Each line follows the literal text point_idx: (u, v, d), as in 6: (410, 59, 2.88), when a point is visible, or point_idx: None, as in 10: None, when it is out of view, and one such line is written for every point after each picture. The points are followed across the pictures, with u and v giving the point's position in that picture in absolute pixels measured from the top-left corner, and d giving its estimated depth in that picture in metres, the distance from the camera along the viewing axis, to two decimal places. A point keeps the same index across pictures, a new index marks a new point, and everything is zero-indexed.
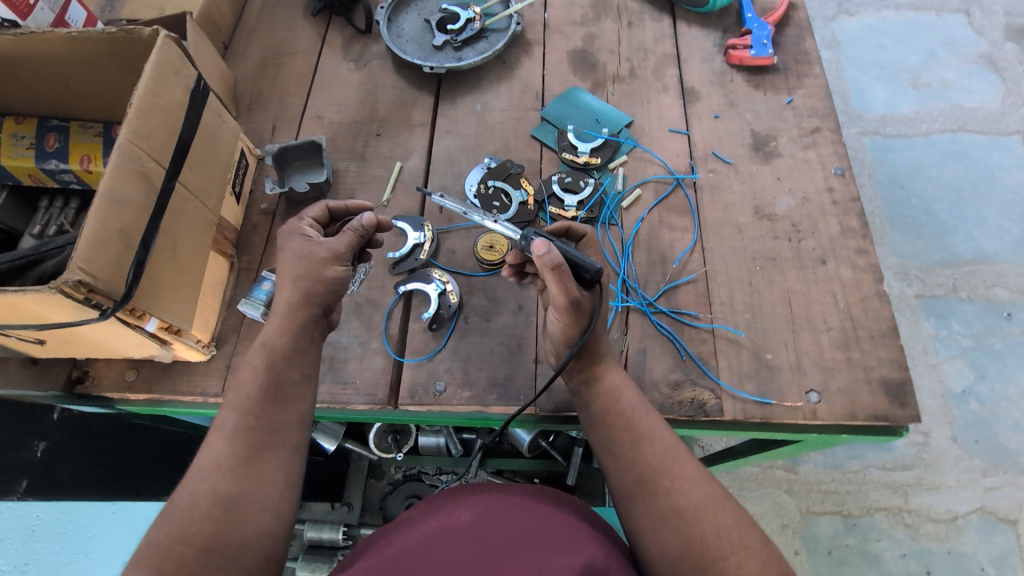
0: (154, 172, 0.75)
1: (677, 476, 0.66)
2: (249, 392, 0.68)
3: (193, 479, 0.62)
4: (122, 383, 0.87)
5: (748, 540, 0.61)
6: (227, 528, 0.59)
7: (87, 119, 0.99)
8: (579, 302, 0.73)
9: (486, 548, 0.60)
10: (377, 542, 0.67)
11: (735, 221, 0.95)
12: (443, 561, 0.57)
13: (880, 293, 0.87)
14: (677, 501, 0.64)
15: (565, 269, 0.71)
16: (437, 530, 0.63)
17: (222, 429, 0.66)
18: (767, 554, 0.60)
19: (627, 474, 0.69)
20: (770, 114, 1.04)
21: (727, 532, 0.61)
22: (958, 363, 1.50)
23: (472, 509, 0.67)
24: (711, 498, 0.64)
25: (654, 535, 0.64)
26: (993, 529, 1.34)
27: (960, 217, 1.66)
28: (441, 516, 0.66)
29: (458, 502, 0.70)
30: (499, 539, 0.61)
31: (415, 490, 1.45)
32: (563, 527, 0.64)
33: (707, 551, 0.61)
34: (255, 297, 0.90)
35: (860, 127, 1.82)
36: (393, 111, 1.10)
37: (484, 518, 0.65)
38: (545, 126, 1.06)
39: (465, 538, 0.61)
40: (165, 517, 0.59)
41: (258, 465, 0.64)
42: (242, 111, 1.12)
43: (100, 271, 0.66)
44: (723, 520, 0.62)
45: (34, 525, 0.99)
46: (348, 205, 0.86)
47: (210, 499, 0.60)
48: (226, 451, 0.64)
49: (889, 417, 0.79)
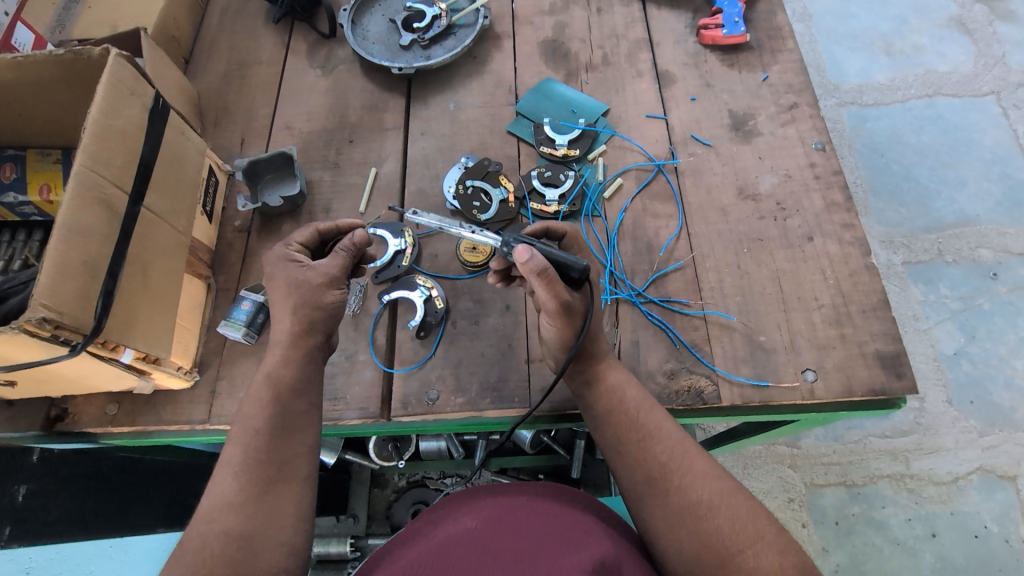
0: (116, 199, 0.72)
1: (688, 472, 0.65)
2: (256, 426, 0.65)
3: (203, 520, 0.59)
4: (104, 419, 0.85)
5: (763, 531, 0.61)
6: (242, 568, 0.56)
7: (44, 146, 0.95)
8: (570, 304, 0.72)
9: (496, 555, 0.58)
10: (383, 558, 0.64)
11: (719, 204, 0.94)
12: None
13: (868, 266, 0.86)
14: (690, 497, 0.63)
15: (552, 273, 0.70)
16: (445, 542, 0.61)
17: (229, 466, 0.63)
18: (782, 542, 0.60)
19: (637, 473, 0.67)
20: (747, 93, 1.03)
21: (743, 525, 0.61)
22: (948, 326, 1.50)
23: (477, 514, 0.65)
24: (723, 493, 0.63)
25: (669, 532, 0.62)
26: (994, 486, 1.35)
27: (942, 181, 1.67)
28: (447, 525, 0.65)
29: (462, 507, 0.68)
30: (511, 547, 0.59)
31: (422, 496, 1.43)
32: (573, 525, 0.62)
33: (724, 545, 0.60)
34: (234, 318, 0.87)
35: (837, 99, 1.81)
36: (365, 116, 1.07)
37: (491, 522, 0.63)
38: (520, 121, 1.04)
39: (475, 547, 0.60)
40: (174, 561, 0.56)
41: (270, 501, 0.61)
42: (209, 126, 1.09)
43: (65, 305, 0.64)
44: (737, 513, 0.62)
45: (28, 568, 0.95)
46: (338, 225, 0.82)
47: (223, 539, 0.58)
48: (235, 490, 0.61)
49: (886, 391, 0.78)
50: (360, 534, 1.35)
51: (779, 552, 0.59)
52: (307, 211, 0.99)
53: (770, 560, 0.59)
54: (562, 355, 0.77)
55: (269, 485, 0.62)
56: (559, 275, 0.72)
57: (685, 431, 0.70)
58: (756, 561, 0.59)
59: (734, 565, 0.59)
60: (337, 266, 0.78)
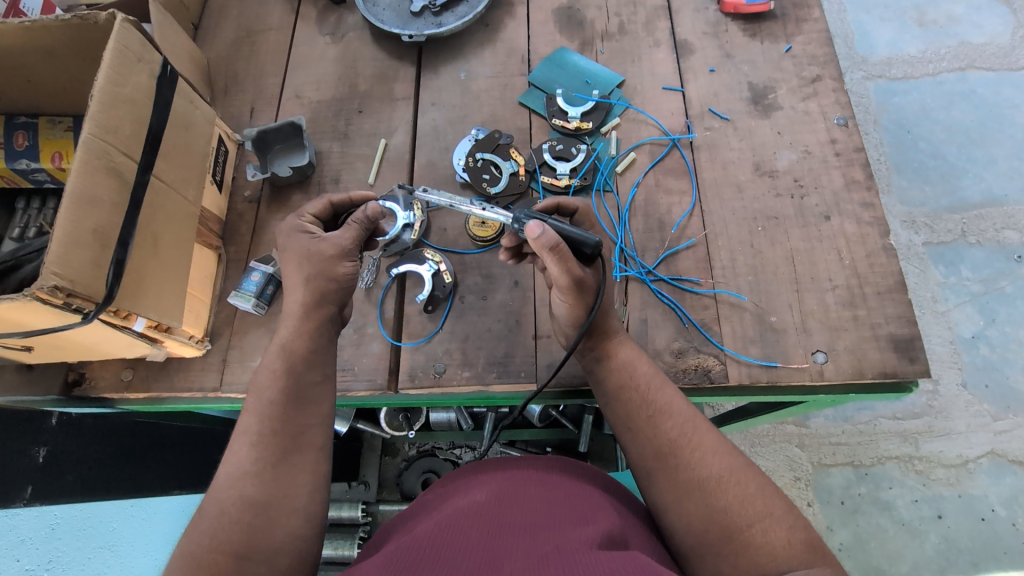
0: (125, 167, 0.72)
1: (697, 448, 0.65)
2: (271, 396, 0.66)
3: (220, 487, 0.61)
4: (119, 384, 0.87)
5: (772, 506, 0.59)
6: (260, 533, 0.58)
7: (56, 113, 0.95)
8: (582, 280, 0.71)
9: (507, 527, 0.58)
10: (395, 530, 0.65)
11: (735, 180, 0.91)
12: (466, 542, 0.56)
13: (886, 247, 0.84)
14: (699, 472, 0.63)
15: (563, 248, 0.69)
16: (454, 513, 0.61)
17: (246, 435, 0.64)
18: (792, 517, 0.59)
19: (647, 447, 0.67)
20: (768, 64, 0.99)
21: (751, 500, 0.60)
22: (967, 308, 1.47)
23: (487, 489, 0.65)
24: (733, 469, 0.63)
25: (679, 508, 0.62)
26: (1003, 471, 1.34)
27: (970, 159, 1.61)
28: (457, 499, 0.65)
29: (472, 483, 0.68)
30: (519, 520, 0.59)
31: (432, 466, 1.45)
32: (581, 500, 0.63)
33: (733, 520, 0.59)
34: (244, 289, 0.87)
35: (864, 72, 1.74)
36: (375, 85, 1.05)
37: (500, 495, 0.63)
38: (533, 92, 1.01)
39: (485, 517, 0.59)
40: (193, 529, 0.58)
41: (286, 470, 0.62)
42: (219, 95, 1.08)
43: (76, 274, 0.65)
44: (747, 488, 0.61)
45: (54, 523, 0.93)
46: (351, 197, 0.83)
47: (240, 506, 0.59)
48: (251, 459, 0.62)
49: (899, 374, 0.77)
50: (371, 500, 1.43)
51: (788, 526, 0.58)
52: (317, 182, 0.98)
53: (778, 535, 0.57)
54: (573, 332, 0.77)
55: (286, 452, 0.64)
56: (571, 250, 0.71)
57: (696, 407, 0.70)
58: (764, 536, 0.57)
59: (742, 541, 0.58)
60: (346, 239, 0.78)
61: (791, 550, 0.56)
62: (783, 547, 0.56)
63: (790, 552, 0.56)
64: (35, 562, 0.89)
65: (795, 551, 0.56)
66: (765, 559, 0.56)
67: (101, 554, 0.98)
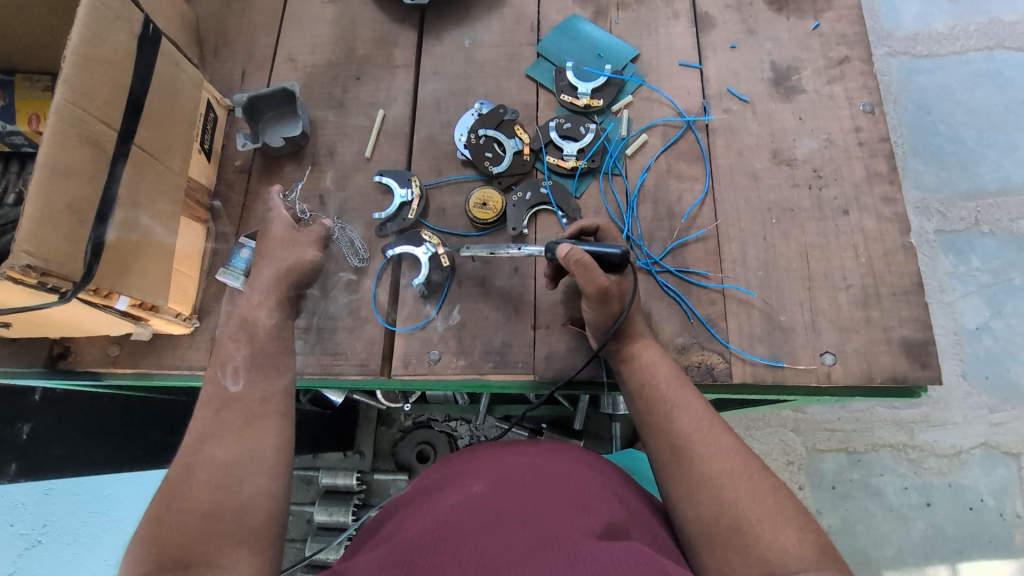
0: (103, 137, 0.68)
1: (712, 443, 0.62)
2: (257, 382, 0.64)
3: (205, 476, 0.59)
4: (106, 359, 0.85)
5: (783, 505, 0.57)
6: None
7: (34, 71, 0.90)
8: (607, 290, 0.70)
9: (505, 516, 0.56)
10: (389, 522, 0.63)
11: (750, 166, 0.87)
12: (462, 535, 0.53)
13: (905, 245, 0.80)
14: (711, 466, 0.60)
15: (589, 262, 0.69)
16: (450, 505, 0.58)
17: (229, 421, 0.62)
18: (803, 518, 0.56)
19: (662, 442, 0.65)
20: (793, 42, 0.93)
21: (761, 497, 0.57)
22: (974, 299, 1.44)
23: (485, 479, 0.63)
24: (746, 466, 0.60)
25: (689, 501, 0.60)
26: (996, 462, 1.34)
27: (991, 144, 1.54)
28: (454, 491, 0.62)
29: (470, 473, 0.66)
30: (517, 512, 0.57)
31: (427, 437, 1.41)
32: (582, 489, 0.60)
33: (742, 513, 0.56)
34: (233, 267, 0.85)
35: (888, 47, 1.66)
36: (373, 50, 0.99)
37: (498, 485, 0.61)
38: (541, 63, 0.95)
39: (482, 507, 0.57)
40: None
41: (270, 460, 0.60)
42: (208, 57, 1.02)
43: (50, 252, 0.62)
44: (757, 485, 0.58)
45: (47, 489, 0.96)
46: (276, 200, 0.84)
47: None
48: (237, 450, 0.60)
49: (908, 379, 0.74)
50: (366, 470, 1.42)
51: (799, 527, 0.55)
52: (311, 154, 0.93)
53: (788, 534, 0.55)
54: (600, 334, 0.75)
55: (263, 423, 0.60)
56: (598, 262, 0.71)
57: (713, 408, 0.67)
58: (774, 533, 0.55)
59: (752, 534, 0.55)
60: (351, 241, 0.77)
61: (802, 549, 0.54)
62: (793, 545, 0.54)
63: (801, 551, 0.53)
64: (29, 527, 0.95)
65: (805, 550, 0.53)
66: (774, 555, 0.54)
67: (96, 517, 1.02)
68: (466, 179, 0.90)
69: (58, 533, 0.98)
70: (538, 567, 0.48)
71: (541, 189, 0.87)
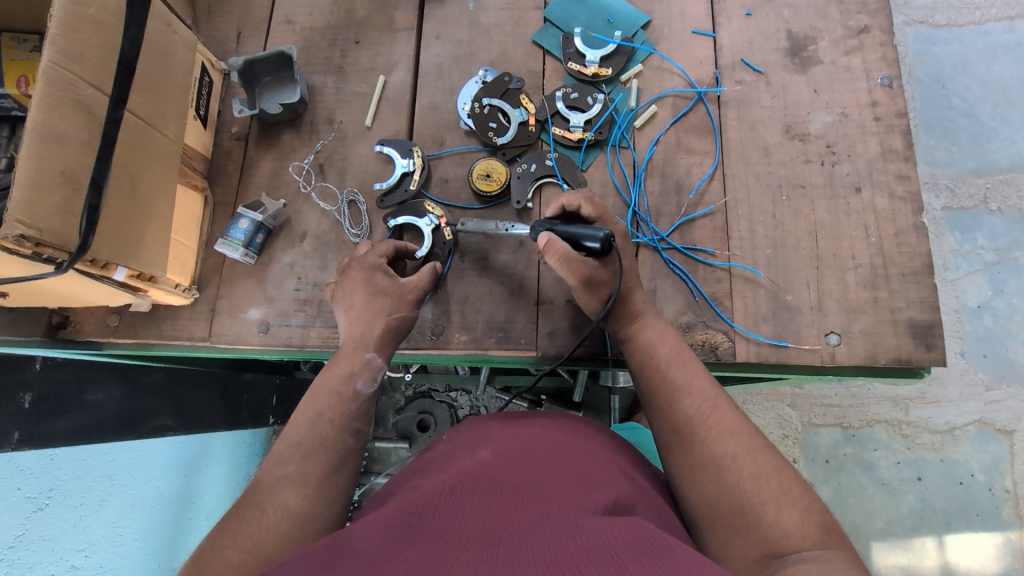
0: (94, 102, 0.66)
1: (715, 426, 0.62)
2: None
3: None
4: (105, 329, 0.84)
5: (787, 487, 0.57)
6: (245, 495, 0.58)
7: (19, 29, 0.87)
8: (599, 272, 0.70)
9: (511, 485, 0.56)
10: (396, 488, 0.63)
11: (762, 141, 0.84)
12: (468, 502, 0.53)
13: (917, 226, 0.79)
14: (714, 448, 0.60)
15: (568, 254, 0.69)
16: (459, 471, 0.58)
17: None
18: (807, 499, 0.56)
19: (665, 422, 0.65)
20: (811, 11, 0.89)
21: (766, 479, 0.57)
22: (978, 278, 1.43)
23: (492, 448, 0.63)
24: (749, 447, 0.60)
25: (694, 481, 0.60)
26: (988, 439, 1.35)
27: (1005, 120, 1.50)
28: (462, 459, 0.62)
29: (478, 442, 0.66)
30: (521, 481, 0.57)
31: (427, 407, 1.42)
32: (588, 461, 0.60)
33: (746, 495, 0.56)
34: (232, 237, 0.82)
35: (906, 16, 1.60)
36: (374, 12, 0.95)
37: (506, 455, 0.61)
38: (548, 29, 0.92)
39: (489, 474, 0.57)
40: None
41: None
42: (202, 17, 0.98)
43: (44, 222, 0.60)
44: (762, 466, 0.58)
45: (53, 453, 0.86)
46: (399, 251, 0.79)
47: None
48: None
49: (913, 361, 0.74)
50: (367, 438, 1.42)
51: (802, 508, 0.55)
52: (310, 122, 0.91)
53: (792, 514, 0.55)
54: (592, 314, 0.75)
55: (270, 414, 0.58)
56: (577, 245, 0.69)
57: (720, 388, 0.66)
58: (777, 515, 0.55)
59: (755, 517, 0.55)
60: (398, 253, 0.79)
61: (805, 530, 0.53)
62: (797, 526, 0.54)
63: (805, 532, 0.53)
64: (37, 490, 0.83)
65: (808, 532, 0.53)
66: (777, 535, 0.54)
67: (102, 482, 0.93)
68: (469, 150, 0.88)
69: (64, 498, 0.87)
70: (540, 535, 0.48)
71: (546, 161, 0.85)
